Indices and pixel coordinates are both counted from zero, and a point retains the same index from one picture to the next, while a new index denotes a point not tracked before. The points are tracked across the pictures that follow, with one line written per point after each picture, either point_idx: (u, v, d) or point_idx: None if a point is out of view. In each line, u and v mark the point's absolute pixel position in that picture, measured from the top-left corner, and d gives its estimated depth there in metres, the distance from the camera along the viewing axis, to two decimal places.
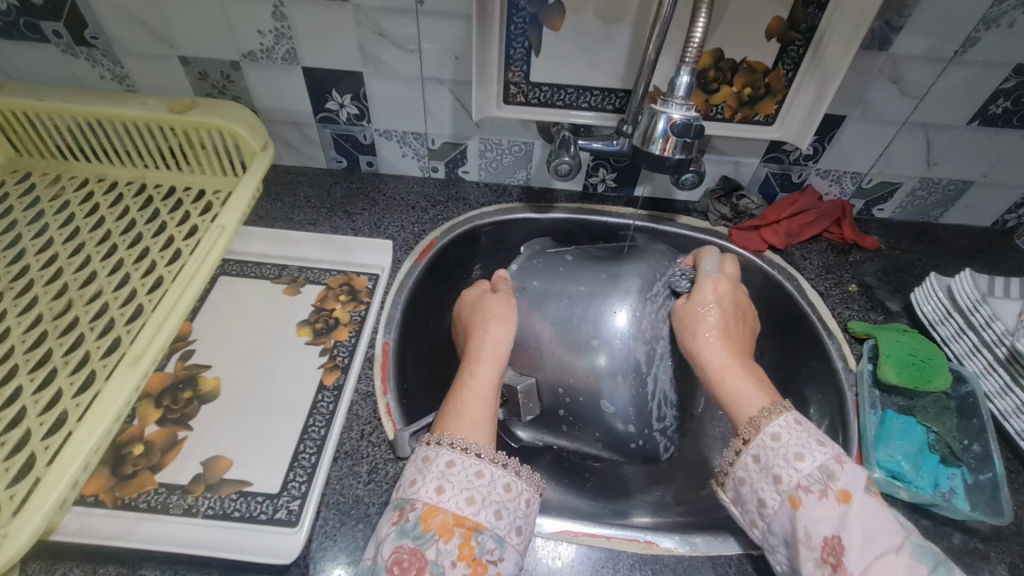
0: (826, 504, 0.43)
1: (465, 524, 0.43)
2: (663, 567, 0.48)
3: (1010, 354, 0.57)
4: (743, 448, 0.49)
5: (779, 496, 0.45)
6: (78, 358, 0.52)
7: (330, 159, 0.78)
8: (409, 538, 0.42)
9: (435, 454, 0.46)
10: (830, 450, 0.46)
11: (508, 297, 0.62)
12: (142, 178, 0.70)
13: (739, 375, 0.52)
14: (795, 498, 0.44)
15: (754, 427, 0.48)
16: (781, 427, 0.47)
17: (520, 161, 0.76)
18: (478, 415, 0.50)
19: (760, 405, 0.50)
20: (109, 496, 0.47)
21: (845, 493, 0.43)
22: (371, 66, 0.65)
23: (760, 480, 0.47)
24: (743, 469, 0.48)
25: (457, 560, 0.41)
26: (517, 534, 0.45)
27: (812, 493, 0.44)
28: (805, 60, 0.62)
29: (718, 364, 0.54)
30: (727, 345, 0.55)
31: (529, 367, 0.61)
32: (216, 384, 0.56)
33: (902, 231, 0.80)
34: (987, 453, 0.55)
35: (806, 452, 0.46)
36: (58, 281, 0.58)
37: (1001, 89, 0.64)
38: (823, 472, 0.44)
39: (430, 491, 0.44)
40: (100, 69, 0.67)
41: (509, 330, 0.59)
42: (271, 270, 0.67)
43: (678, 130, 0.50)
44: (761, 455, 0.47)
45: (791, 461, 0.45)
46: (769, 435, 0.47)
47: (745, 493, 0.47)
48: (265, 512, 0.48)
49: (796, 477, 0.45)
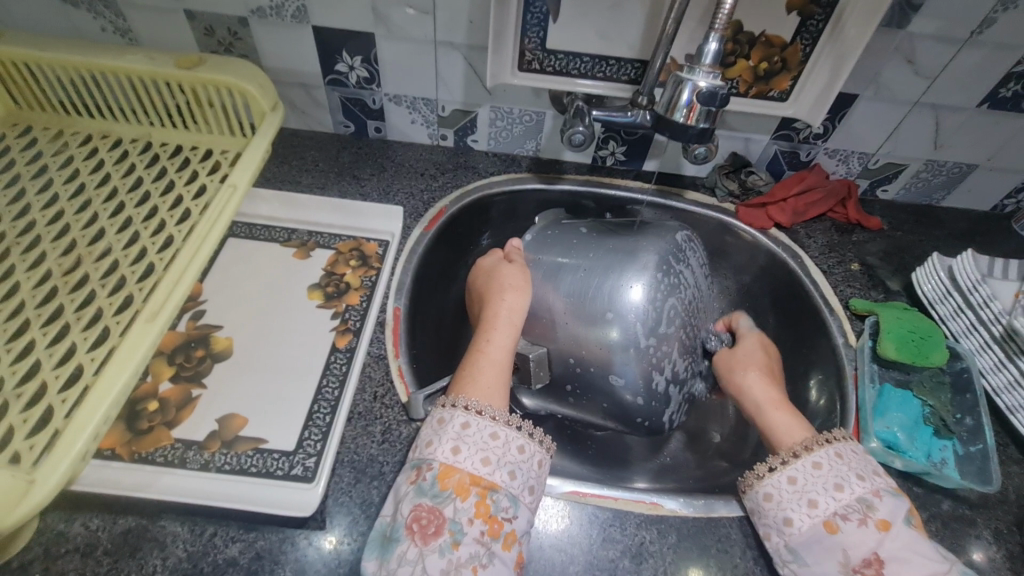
0: (865, 531, 0.44)
1: (481, 483, 0.44)
2: (669, 527, 0.50)
3: (1005, 333, 0.58)
4: (777, 468, 0.50)
5: (811, 519, 0.46)
6: (90, 314, 0.52)
7: (338, 123, 0.77)
8: (427, 497, 0.43)
9: (450, 416, 0.47)
10: (869, 483, 0.47)
11: (524, 267, 0.63)
12: (148, 136, 0.69)
13: (780, 411, 0.56)
14: (831, 522, 0.46)
15: (794, 453, 0.51)
16: (822, 457, 0.49)
17: (530, 131, 0.76)
18: (493, 380, 0.51)
19: (801, 438, 0.52)
20: (126, 450, 0.48)
21: (884, 522, 0.45)
22: (384, 27, 0.64)
23: (790, 500, 0.48)
24: (772, 486, 0.49)
25: (474, 517, 0.43)
26: (530, 493, 0.46)
27: (849, 520, 0.45)
28: (824, 36, 0.62)
29: (765, 397, 0.58)
30: (768, 386, 0.60)
31: (542, 335, 0.61)
32: (228, 344, 0.56)
33: (904, 213, 0.81)
34: (979, 426, 0.57)
35: (845, 483, 0.47)
36: (65, 238, 0.57)
37: (1012, 71, 0.64)
38: (863, 502, 0.46)
39: (446, 452, 0.45)
40: (102, 21, 0.65)
41: (525, 298, 0.60)
42: (281, 233, 0.66)
43: (703, 99, 0.50)
44: (797, 478, 0.49)
45: (830, 489, 0.47)
46: (810, 463, 0.49)
47: (769, 509, 0.48)
48: (282, 469, 0.48)
49: (832, 505, 0.46)
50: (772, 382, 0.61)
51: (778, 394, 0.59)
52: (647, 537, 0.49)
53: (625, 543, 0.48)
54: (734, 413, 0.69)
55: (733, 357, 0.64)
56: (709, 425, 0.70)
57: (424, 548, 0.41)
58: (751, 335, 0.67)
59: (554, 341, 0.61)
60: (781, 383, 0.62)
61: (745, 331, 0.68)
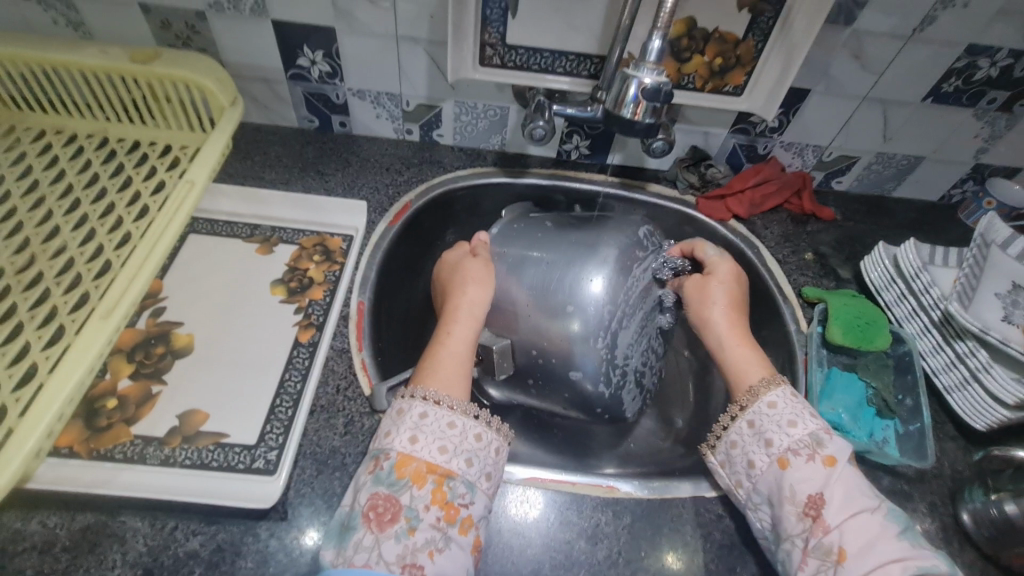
0: (812, 466, 0.48)
1: (437, 471, 0.45)
2: (623, 509, 0.52)
3: (943, 317, 0.61)
4: (739, 414, 0.54)
5: (768, 457, 0.50)
6: (45, 313, 0.52)
7: (302, 118, 0.76)
8: (383, 485, 0.44)
9: (409, 406, 0.48)
10: (821, 422, 0.50)
11: (487, 262, 0.64)
12: (104, 132, 0.68)
13: (746, 347, 0.59)
14: (783, 459, 0.49)
15: (752, 397, 0.54)
16: (778, 396, 0.52)
17: (495, 125, 0.76)
18: (453, 370, 0.53)
19: (758, 379, 0.55)
20: (84, 447, 0.48)
21: (830, 458, 0.48)
22: (345, 22, 0.64)
23: (751, 445, 0.51)
24: (736, 433, 0.53)
25: (430, 504, 0.44)
26: (486, 480, 0.47)
27: (800, 455, 0.48)
28: (774, 32, 0.64)
29: (724, 325, 0.61)
30: (732, 321, 0.61)
31: (506, 325, 0.62)
32: (189, 340, 0.56)
33: (857, 204, 0.84)
34: (917, 406, 0.60)
35: (798, 419, 0.50)
36: (18, 235, 0.57)
37: (953, 67, 0.67)
38: (812, 439, 0.49)
39: (403, 441, 0.46)
40: (54, 14, 0.64)
41: (489, 291, 0.61)
42: (243, 229, 0.66)
43: (649, 95, 0.51)
44: (755, 421, 0.52)
45: (784, 427, 0.50)
46: (765, 403, 0.52)
47: (735, 455, 0.52)
48: (243, 462, 0.49)
49: (785, 441, 0.50)
50: (737, 318, 0.61)
51: (739, 329, 0.61)
52: (602, 519, 0.51)
53: (581, 525, 0.50)
54: (693, 399, 0.71)
55: (704, 281, 0.64)
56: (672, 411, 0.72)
57: (380, 534, 0.42)
58: (722, 261, 0.65)
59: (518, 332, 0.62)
60: (745, 311, 0.64)
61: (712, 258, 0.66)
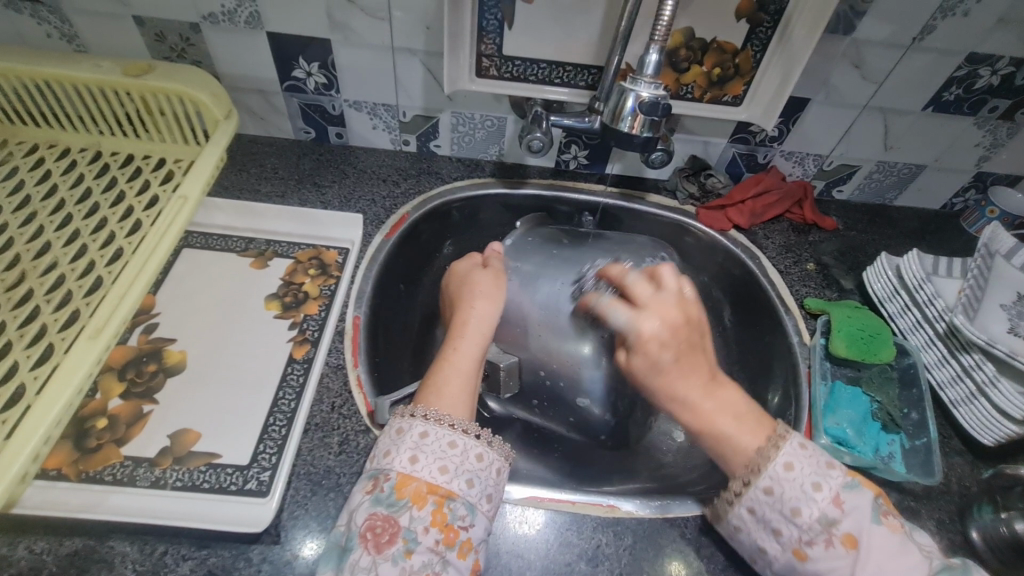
0: (833, 554, 0.41)
1: (438, 492, 0.44)
2: (624, 529, 0.50)
3: (948, 329, 0.60)
4: (736, 498, 0.45)
5: (781, 546, 0.43)
6: (34, 331, 0.51)
7: (298, 129, 0.76)
8: (382, 506, 0.43)
9: (409, 425, 0.47)
10: (827, 491, 0.42)
11: (495, 278, 0.64)
12: (98, 146, 0.67)
13: (722, 410, 0.47)
14: (799, 551, 0.42)
15: (753, 471, 0.44)
16: (772, 477, 0.43)
17: (493, 136, 0.76)
18: (457, 388, 0.51)
19: (757, 440, 0.46)
20: (73, 470, 0.47)
21: (849, 538, 0.41)
22: (340, 33, 0.64)
23: (757, 530, 0.44)
24: (738, 518, 0.45)
25: (430, 526, 0.43)
26: (487, 502, 0.46)
27: (816, 544, 0.41)
28: (773, 42, 0.63)
29: (666, 364, 0.49)
30: (687, 374, 0.49)
31: (511, 345, 0.62)
32: (181, 358, 0.55)
33: (859, 213, 0.83)
34: (923, 421, 0.60)
35: (802, 505, 0.42)
36: (9, 251, 0.56)
37: (954, 76, 0.67)
38: (823, 521, 0.41)
39: (403, 461, 0.45)
40: (47, 27, 0.64)
41: (496, 309, 0.60)
42: (238, 243, 0.65)
43: (646, 108, 0.50)
44: (756, 508, 0.44)
45: (788, 515, 0.42)
46: (780, 464, 0.43)
47: (743, 536, 0.45)
48: (236, 484, 0.48)
49: (795, 531, 0.42)
50: (692, 371, 0.49)
51: (698, 382, 0.49)
52: (603, 539, 0.50)
53: (581, 546, 0.49)
54: None
55: (637, 318, 0.52)
56: None
57: (377, 556, 0.41)
58: (666, 297, 0.52)
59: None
60: (699, 357, 0.50)
61: (638, 289, 0.54)
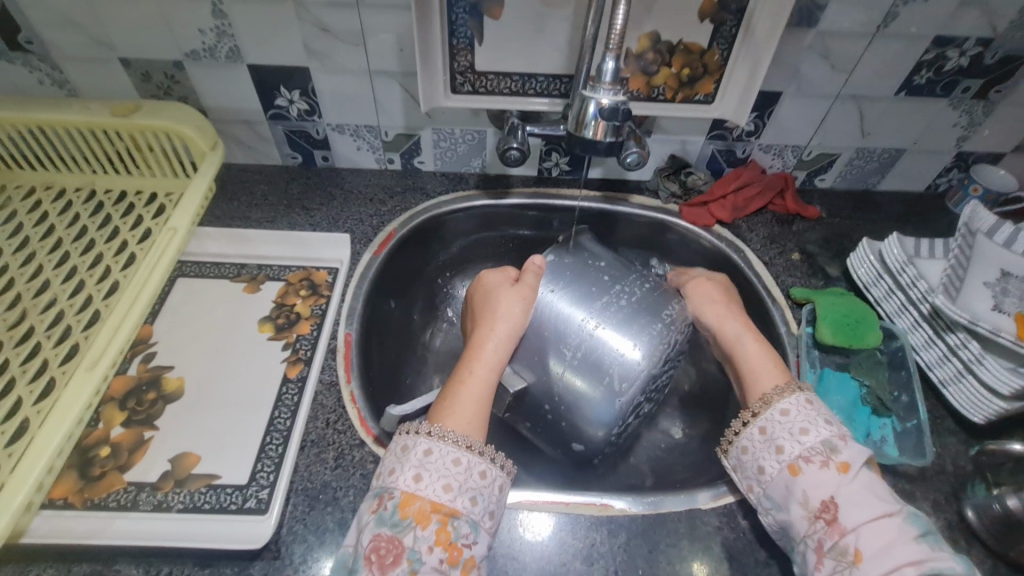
0: (825, 472, 0.47)
1: (442, 510, 0.45)
2: (618, 527, 0.51)
3: (932, 311, 0.60)
4: (750, 420, 0.53)
5: (779, 464, 0.49)
6: (36, 366, 0.53)
7: (285, 155, 0.78)
8: (386, 526, 0.44)
9: (413, 443, 0.48)
10: (836, 428, 0.50)
11: (528, 293, 0.61)
12: (92, 184, 0.69)
13: (765, 353, 0.57)
14: (795, 465, 0.48)
15: (765, 403, 0.53)
16: (790, 403, 0.52)
17: (474, 149, 0.78)
18: (473, 413, 0.52)
19: (774, 385, 0.54)
20: (79, 498, 0.49)
21: (844, 465, 0.47)
22: (318, 61, 0.66)
23: (761, 450, 0.51)
24: (748, 438, 0.52)
25: (434, 545, 0.43)
26: (490, 518, 0.47)
27: (812, 462, 0.48)
28: (738, 39, 0.64)
29: (738, 321, 0.61)
30: (754, 335, 0.60)
31: (524, 360, 0.60)
32: (180, 384, 0.57)
33: (842, 200, 0.84)
34: (913, 403, 0.60)
35: (811, 427, 0.50)
36: (10, 292, 0.58)
37: (922, 60, 0.67)
38: (825, 446, 0.48)
39: (408, 479, 0.46)
40: (39, 74, 0.67)
41: (516, 331, 0.59)
42: (230, 269, 0.67)
43: (607, 114, 0.52)
44: (767, 427, 0.51)
45: (796, 434, 0.50)
46: (778, 410, 0.52)
47: (747, 460, 0.52)
48: (235, 503, 0.50)
49: (797, 449, 0.49)
50: (757, 336, 0.60)
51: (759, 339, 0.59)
52: (597, 538, 0.50)
53: (576, 546, 0.50)
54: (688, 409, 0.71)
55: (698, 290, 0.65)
56: (669, 421, 0.72)
57: None
58: (710, 278, 0.67)
59: (534, 371, 0.60)
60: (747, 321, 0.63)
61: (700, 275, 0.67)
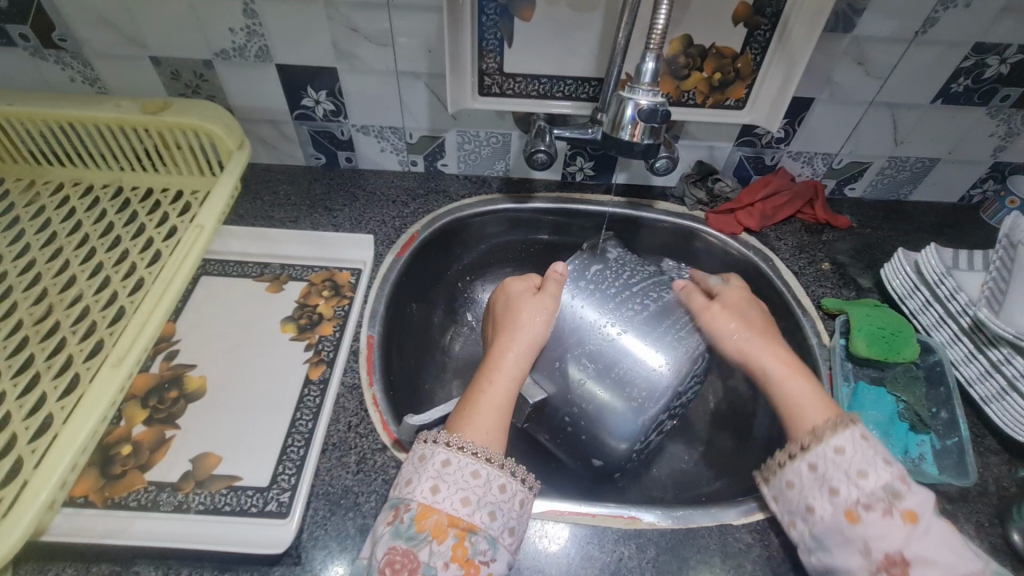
0: (890, 522, 0.43)
1: (460, 525, 0.44)
2: (646, 541, 0.50)
3: (972, 324, 0.58)
4: (798, 454, 0.48)
5: (833, 507, 0.45)
6: (61, 362, 0.53)
7: (309, 156, 0.78)
8: (402, 538, 0.43)
9: (432, 452, 0.47)
10: (895, 469, 0.45)
11: (551, 301, 0.59)
12: (118, 181, 0.70)
13: (799, 377, 0.53)
14: (853, 512, 0.44)
15: (816, 437, 0.48)
16: (845, 440, 0.47)
17: (498, 152, 0.77)
18: (492, 425, 0.50)
19: (822, 417, 0.49)
20: (99, 496, 0.48)
21: (910, 514, 0.43)
22: (346, 61, 0.66)
23: (811, 487, 0.46)
24: (795, 473, 0.48)
25: (450, 561, 0.42)
26: (509, 535, 0.45)
27: (874, 510, 0.43)
28: (773, 44, 0.63)
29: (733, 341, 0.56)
30: (775, 351, 0.56)
31: (545, 370, 0.59)
32: (202, 383, 0.56)
33: (873, 210, 0.82)
34: (953, 419, 0.58)
35: (870, 469, 0.45)
36: (37, 286, 0.58)
37: (961, 67, 0.66)
38: (887, 491, 0.44)
39: (425, 491, 0.45)
40: (71, 72, 0.67)
41: (537, 342, 0.57)
42: (253, 269, 0.67)
43: (645, 116, 0.51)
44: (818, 464, 0.47)
45: (853, 477, 0.45)
46: (832, 448, 0.47)
47: (792, 494, 0.48)
48: (256, 505, 0.49)
49: (855, 494, 0.44)
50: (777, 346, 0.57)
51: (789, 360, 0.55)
52: (625, 552, 0.49)
53: (603, 560, 0.48)
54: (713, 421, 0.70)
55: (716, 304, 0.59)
56: (694, 433, 0.70)
57: None
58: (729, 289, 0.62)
59: (555, 382, 0.58)
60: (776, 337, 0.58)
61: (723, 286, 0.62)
